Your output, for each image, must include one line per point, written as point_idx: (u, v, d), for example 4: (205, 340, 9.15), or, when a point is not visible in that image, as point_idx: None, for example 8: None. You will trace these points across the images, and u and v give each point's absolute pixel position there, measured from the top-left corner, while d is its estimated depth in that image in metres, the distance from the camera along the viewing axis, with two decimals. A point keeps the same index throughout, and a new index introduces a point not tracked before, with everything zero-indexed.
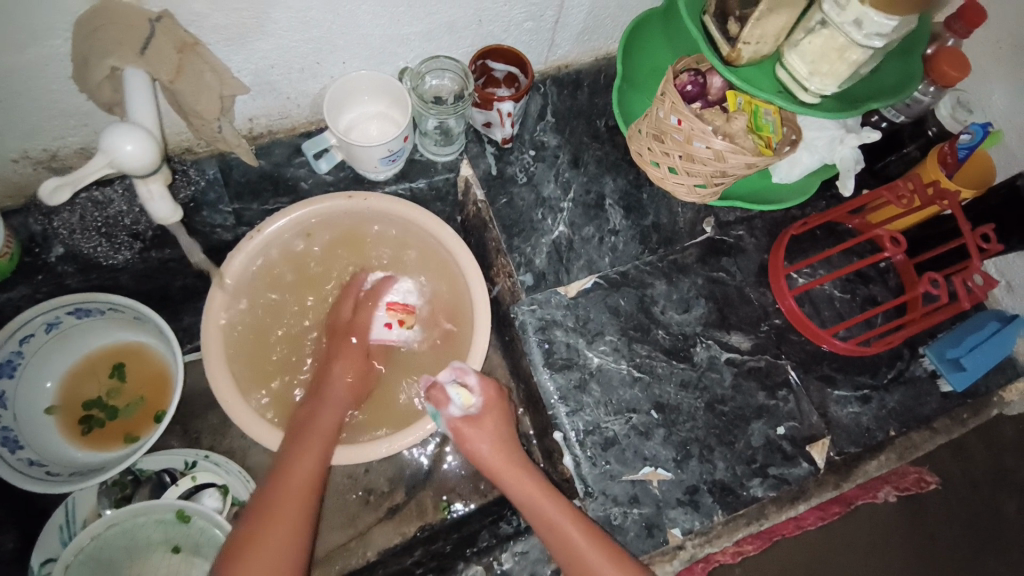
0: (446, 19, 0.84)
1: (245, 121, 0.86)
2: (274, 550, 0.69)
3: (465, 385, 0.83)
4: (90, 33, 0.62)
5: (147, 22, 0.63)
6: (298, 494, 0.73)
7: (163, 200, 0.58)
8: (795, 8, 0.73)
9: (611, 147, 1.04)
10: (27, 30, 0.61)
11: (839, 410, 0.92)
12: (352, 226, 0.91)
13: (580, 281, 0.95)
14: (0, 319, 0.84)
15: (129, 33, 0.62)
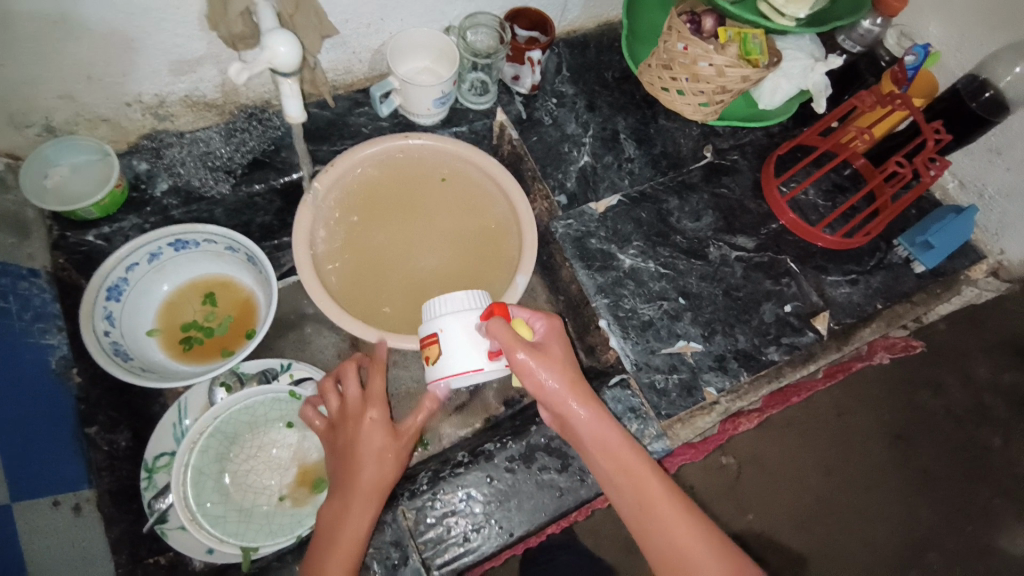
0: None
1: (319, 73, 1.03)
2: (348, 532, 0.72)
3: (531, 326, 0.82)
4: None
5: None
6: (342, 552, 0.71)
7: (297, 98, 0.73)
8: None
9: (620, 93, 1.22)
10: None
11: (834, 291, 1.10)
12: (400, 173, 1.06)
13: (606, 199, 1.11)
14: (108, 248, 0.94)
15: None
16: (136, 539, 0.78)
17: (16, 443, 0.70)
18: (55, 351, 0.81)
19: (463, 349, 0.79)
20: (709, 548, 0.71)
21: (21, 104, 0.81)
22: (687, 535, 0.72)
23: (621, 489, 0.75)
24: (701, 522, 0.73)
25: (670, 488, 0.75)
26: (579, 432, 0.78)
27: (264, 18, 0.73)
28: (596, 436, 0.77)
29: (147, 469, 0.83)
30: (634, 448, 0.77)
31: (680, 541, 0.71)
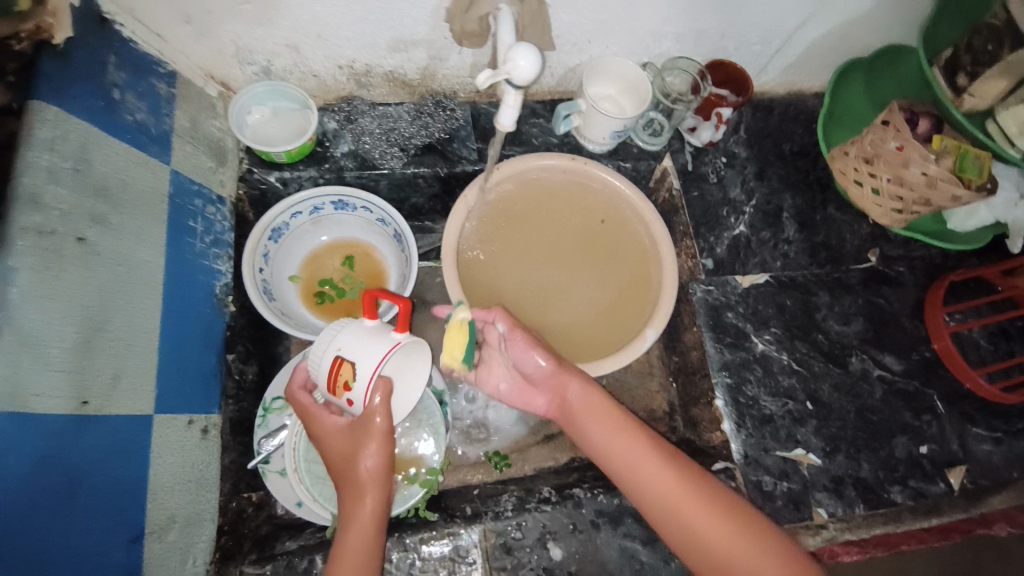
0: (699, 27, 0.99)
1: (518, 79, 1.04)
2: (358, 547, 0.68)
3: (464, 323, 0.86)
4: None
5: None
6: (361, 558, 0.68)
7: (513, 109, 0.73)
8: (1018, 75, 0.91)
9: (793, 169, 1.16)
10: None
11: (976, 446, 0.99)
12: (556, 195, 1.05)
13: (754, 275, 1.06)
14: (279, 192, 0.99)
15: None
16: (239, 471, 0.82)
17: (171, 358, 0.72)
18: (219, 279, 0.85)
19: (367, 351, 0.70)
20: (682, 486, 0.72)
21: (252, 44, 0.86)
22: (665, 482, 0.72)
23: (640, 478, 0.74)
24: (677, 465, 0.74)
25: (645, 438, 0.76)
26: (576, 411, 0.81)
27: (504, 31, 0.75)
28: (582, 401, 0.80)
29: (264, 408, 0.86)
30: (609, 407, 0.79)
31: (664, 493, 0.72)
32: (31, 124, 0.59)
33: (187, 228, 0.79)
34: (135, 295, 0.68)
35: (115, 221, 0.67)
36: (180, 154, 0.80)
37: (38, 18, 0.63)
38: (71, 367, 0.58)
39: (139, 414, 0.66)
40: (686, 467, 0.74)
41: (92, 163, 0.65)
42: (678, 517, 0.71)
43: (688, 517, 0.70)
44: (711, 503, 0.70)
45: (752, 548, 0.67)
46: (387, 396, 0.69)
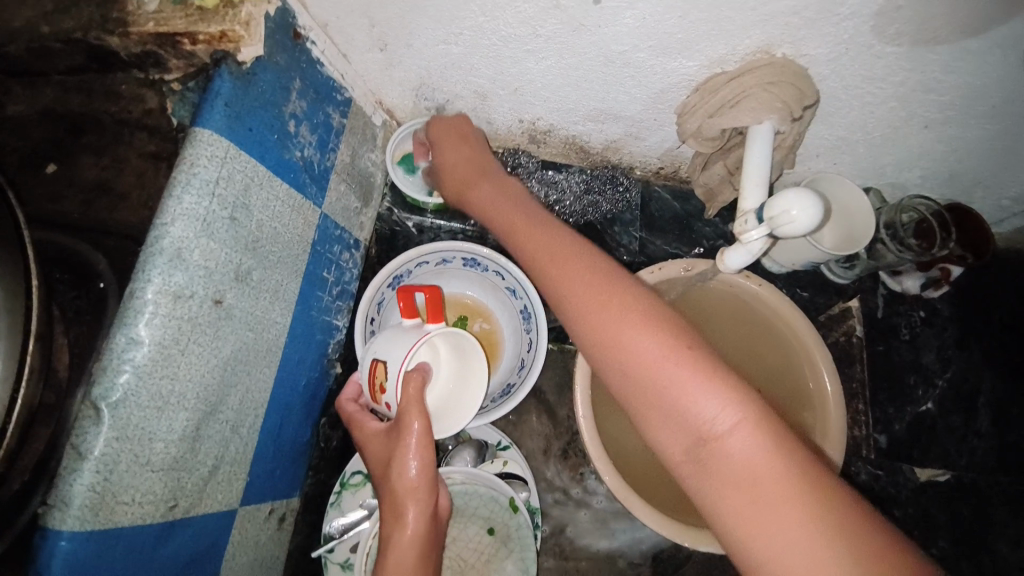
0: (955, 168, 0.80)
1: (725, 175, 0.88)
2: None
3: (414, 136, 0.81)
4: (747, 79, 0.62)
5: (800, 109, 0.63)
6: None
7: (747, 255, 0.59)
8: None
9: (999, 344, 0.96)
10: (684, 46, 0.60)
11: None
12: (712, 316, 0.84)
13: (932, 469, 0.87)
14: (414, 237, 0.88)
15: (792, 93, 0.61)
16: (302, 556, 0.72)
17: (272, 436, 0.62)
18: (335, 335, 0.74)
19: (398, 345, 0.62)
20: (708, 395, 0.47)
21: (439, 82, 0.74)
22: (645, 346, 0.51)
23: (668, 424, 0.49)
24: (672, 325, 0.52)
25: (615, 286, 0.56)
26: (600, 319, 0.54)
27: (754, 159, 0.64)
28: (599, 309, 0.55)
29: (339, 485, 0.74)
30: (563, 248, 0.61)
31: (636, 359, 0.51)
32: (197, 161, 0.49)
33: (320, 280, 0.69)
34: (255, 366, 0.57)
35: (255, 277, 0.57)
36: (333, 195, 0.70)
37: (226, 25, 0.52)
38: (169, 464, 0.48)
39: (226, 510, 0.55)
40: (681, 331, 0.52)
41: (248, 209, 0.55)
42: (643, 394, 0.51)
43: (666, 398, 0.49)
44: (763, 432, 0.45)
45: (754, 451, 0.45)
46: (417, 394, 0.58)
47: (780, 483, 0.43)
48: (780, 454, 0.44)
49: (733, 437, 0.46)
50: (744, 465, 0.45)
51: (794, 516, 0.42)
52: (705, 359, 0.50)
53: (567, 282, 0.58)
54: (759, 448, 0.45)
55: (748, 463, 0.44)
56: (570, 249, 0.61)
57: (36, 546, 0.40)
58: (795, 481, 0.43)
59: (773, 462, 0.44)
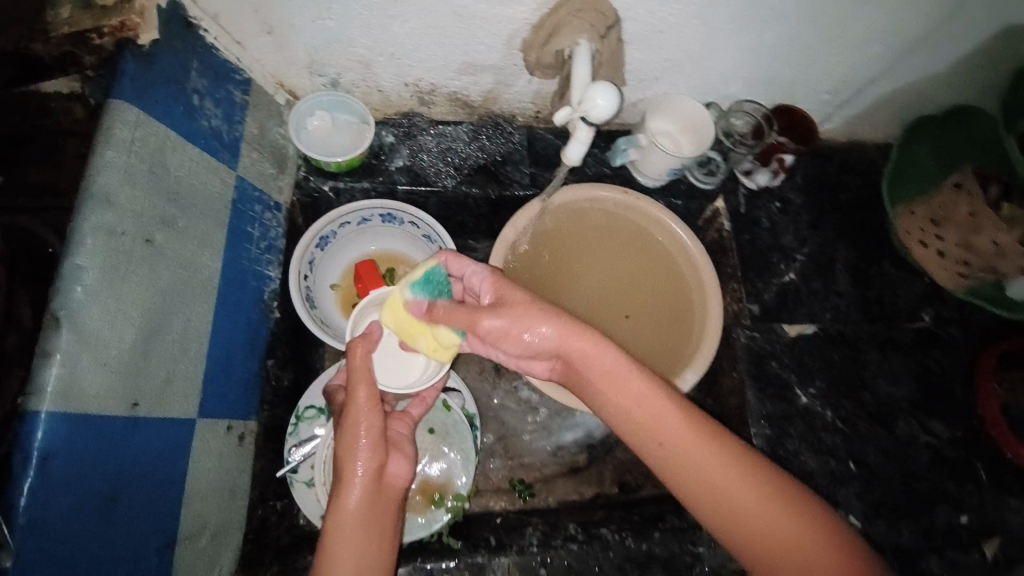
0: (768, 73, 0.98)
1: None
2: (345, 550, 0.63)
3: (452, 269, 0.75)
4: (565, 11, 0.77)
5: (607, 27, 0.78)
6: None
7: (581, 144, 0.72)
8: None
9: (848, 221, 1.13)
10: None
11: (1013, 518, 0.99)
12: (589, 229, 1.03)
13: (801, 325, 1.03)
14: (332, 201, 1.00)
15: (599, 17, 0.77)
16: (269, 479, 0.82)
17: (219, 363, 0.73)
18: (269, 285, 0.85)
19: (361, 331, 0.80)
20: (710, 450, 0.62)
21: (326, 58, 0.86)
22: (691, 447, 0.63)
23: (681, 474, 0.63)
24: (702, 422, 0.64)
25: (656, 390, 0.65)
26: (606, 382, 0.65)
27: (579, 68, 0.74)
28: (615, 372, 0.64)
29: (296, 416, 0.86)
30: (594, 344, 0.65)
31: (701, 465, 0.62)
32: (113, 126, 0.61)
33: (245, 234, 0.80)
34: (193, 298, 0.68)
35: (181, 225, 0.68)
36: (247, 161, 0.81)
37: (125, 17, 0.64)
38: (124, 369, 0.58)
39: (184, 419, 0.66)
40: (720, 433, 0.64)
41: (165, 167, 0.66)
42: (710, 493, 0.62)
43: (736, 504, 0.60)
44: (757, 471, 0.62)
45: (809, 536, 0.58)
46: (365, 375, 0.70)
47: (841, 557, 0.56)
48: (771, 489, 0.61)
49: (723, 476, 0.62)
50: (812, 558, 0.57)
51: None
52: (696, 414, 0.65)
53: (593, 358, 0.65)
54: (813, 531, 0.58)
55: (743, 494, 0.61)
56: (585, 337, 0.66)
57: (20, 426, 0.51)
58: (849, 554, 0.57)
59: (831, 539, 0.58)
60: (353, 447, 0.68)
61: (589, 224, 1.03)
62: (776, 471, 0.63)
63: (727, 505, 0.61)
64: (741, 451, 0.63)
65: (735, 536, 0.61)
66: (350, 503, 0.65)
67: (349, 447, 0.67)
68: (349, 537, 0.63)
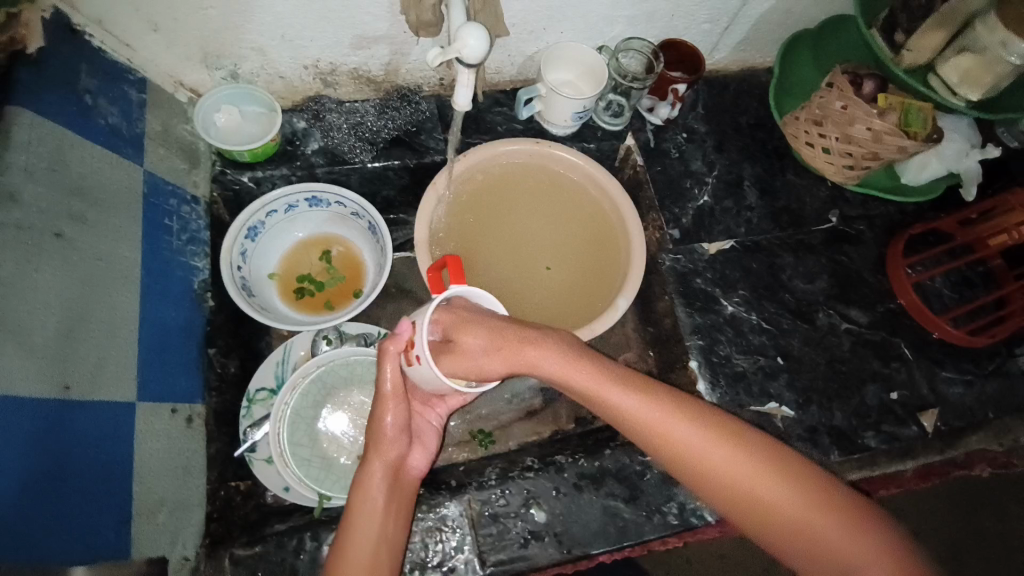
0: (647, 9, 1.03)
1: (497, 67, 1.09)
2: (369, 525, 0.70)
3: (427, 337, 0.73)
4: None
5: None
6: (372, 548, 0.69)
7: (469, 89, 0.77)
8: (954, 25, 0.90)
9: (752, 141, 1.20)
10: None
11: (946, 388, 1.02)
12: (506, 181, 1.07)
13: (719, 242, 1.10)
14: (254, 192, 1.02)
15: None
16: (227, 460, 0.84)
17: (156, 348, 0.75)
18: (200, 275, 0.88)
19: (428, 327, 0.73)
20: (769, 478, 0.66)
21: (219, 49, 0.88)
22: (693, 436, 0.68)
23: (734, 497, 0.67)
24: (697, 413, 0.70)
25: (652, 397, 0.71)
26: (677, 432, 0.69)
27: (456, 16, 0.77)
28: (679, 426, 0.69)
29: (248, 400, 0.89)
30: (589, 372, 0.72)
31: (718, 465, 0.68)
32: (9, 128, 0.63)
33: (164, 226, 0.82)
34: (115, 288, 0.70)
35: (92, 219, 0.69)
36: (153, 157, 0.83)
37: (11, 30, 0.67)
38: (50, 356, 0.60)
39: (123, 402, 0.68)
40: (717, 419, 0.70)
41: (66, 164, 0.68)
42: (717, 476, 0.68)
43: (736, 482, 0.67)
44: (816, 488, 0.66)
45: (795, 497, 0.66)
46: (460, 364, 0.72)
47: (821, 506, 0.65)
48: (825, 503, 0.65)
49: (785, 501, 0.66)
50: (799, 512, 0.65)
51: (834, 521, 0.64)
52: (756, 443, 0.69)
53: (658, 407, 0.70)
54: (801, 492, 0.66)
55: (802, 512, 0.65)
56: (681, 406, 0.71)
57: None
58: (834, 504, 0.65)
59: (811, 495, 0.66)
60: (383, 426, 0.74)
61: (504, 176, 1.06)
62: (836, 486, 0.67)
63: (793, 525, 0.65)
64: (736, 434, 0.69)
65: (738, 509, 0.67)
66: (375, 481, 0.72)
67: (383, 427, 0.74)
68: (376, 514, 0.71)
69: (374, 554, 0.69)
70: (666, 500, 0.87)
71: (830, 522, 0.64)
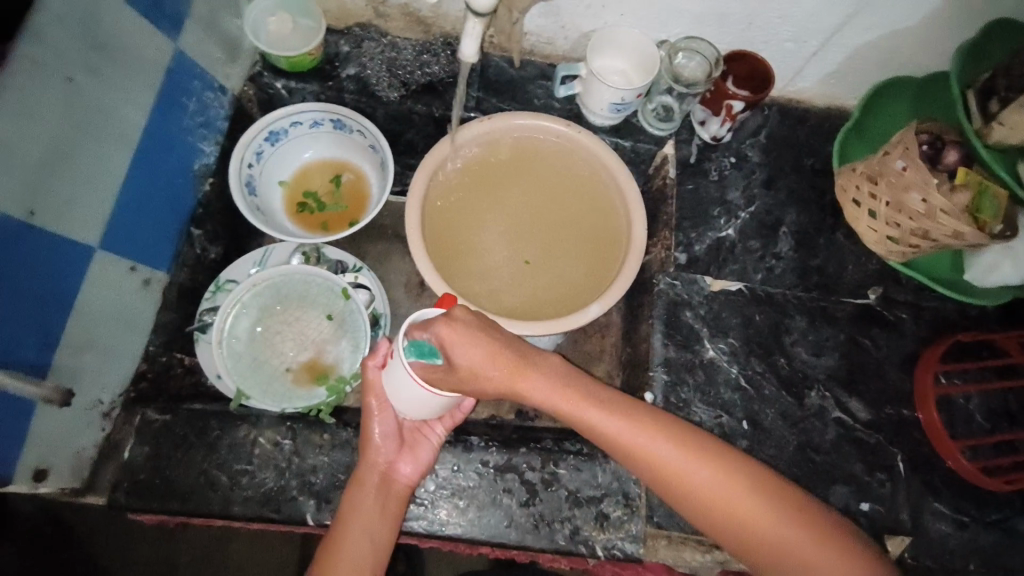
0: (722, 10, 0.94)
1: (550, 38, 1.04)
2: (360, 525, 0.74)
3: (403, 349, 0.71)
4: None
5: None
6: (364, 549, 0.73)
7: (475, 38, 0.75)
8: None
9: (809, 186, 1.06)
10: None
11: (931, 521, 0.87)
12: (525, 156, 1.02)
13: (726, 281, 1.00)
14: (285, 100, 1.06)
15: None
16: (177, 332, 0.91)
17: (131, 208, 0.81)
18: (202, 159, 0.93)
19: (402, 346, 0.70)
20: (758, 505, 0.66)
21: None
22: (682, 467, 0.68)
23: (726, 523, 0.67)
24: (677, 433, 0.69)
25: (635, 419, 0.69)
26: (664, 459, 0.68)
27: None
28: (663, 451, 0.68)
29: (216, 285, 0.94)
30: (574, 395, 0.70)
31: (705, 488, 0.67)
32: None
33: (179, 104, 0.88)
34: (108, 143, 0.76)
35: (106, 75, 0.75)
36: (190, 39, 0.88)
37: None
38: (27, 183, 0.67)
39: (82, 244, 0.74)
40: (703, 446, 0.69)
41: (99, 20, 0.73)
42: (710, 508, 0.67)
43: (720, 503, 0.67)
44: (808, 520, 0.66)
45: (779, 520, 0.66)
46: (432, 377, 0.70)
47: (805, 531, 0.65)
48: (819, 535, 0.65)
49: (781, 534, 0.65)
50: (781, 534, 0.65)
51: (813, 542, 0.64)
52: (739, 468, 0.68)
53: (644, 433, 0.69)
54: (784, 513, 0.66)
55: (802, 546, 0.64)
56: (670, 431, 0.70)
57: None
58: (821, 529, 0.65)
59: (795, 514, 0.66)
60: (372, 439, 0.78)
61: (525, 151, 1.01)
62: (834, 525, 0.66)
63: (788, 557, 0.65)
64: (727, 458, 0.69)
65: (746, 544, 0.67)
66: (360, 490, 0.76)
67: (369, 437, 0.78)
68: (371, 517, 0.74)
69: (367, 555, 0.73)
70: (561, 517, 0.83)
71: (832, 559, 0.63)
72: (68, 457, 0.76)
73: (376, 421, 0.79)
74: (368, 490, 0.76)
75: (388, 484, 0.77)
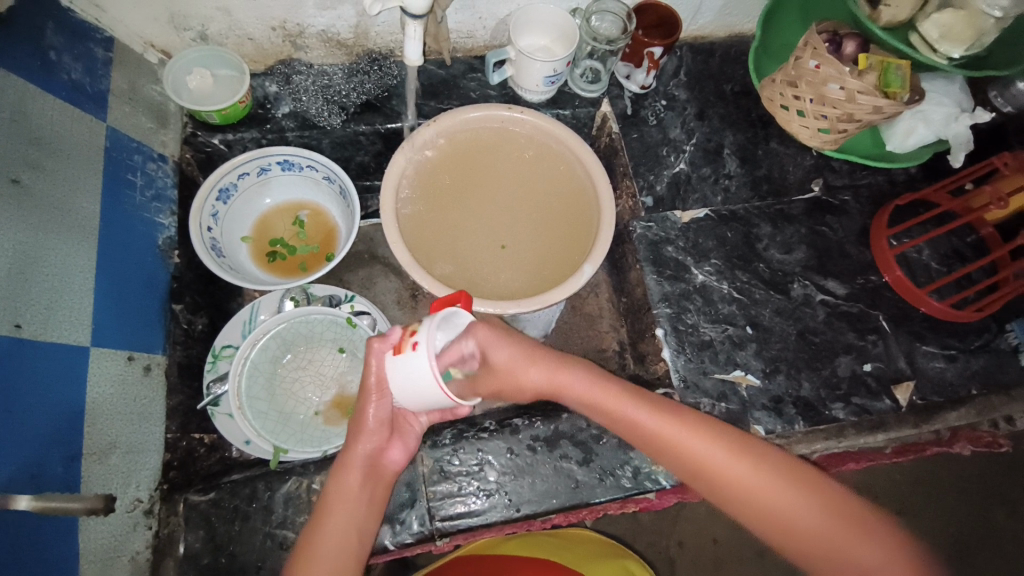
0: None
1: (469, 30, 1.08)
2: (339, 523, 0.69)
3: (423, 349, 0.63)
4: None
5: None
6: (342, 548, 0.68)
7: (417, 43, 0.77)
8: None
9: (736, 108, 1.16)
10: None
11: (926, 362, 0.99)
12: (485, 147, 1.05)
13: (693, 210, 1.07)
14: (225, 155, 1.03)
15: None
16: (189, 412, 0.87)
17: (109, 298, 0.78)
18: (162, 232, 0.90)
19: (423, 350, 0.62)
20: (753, 472, 0.67)
21: (185, 9, 0.89)
22: (723, 461, 0.68)
23: (727, 496, 0.67)
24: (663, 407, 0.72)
25: (624, 396, 0.73)
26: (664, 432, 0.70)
27: None
28: (649, 422, 0.71)
29: (213, 355, 0.92)
30: (568, 377, 0.75)
31: (702, 459, 0.68)
32: None
33: (126, 181, 0.85)
34: (71, 236, 0.73)
35: (50, 167, 0.72)
36: (117, 113, 0.86)
37: None
38: (7, 293, 0.63)
39: (77, 344, 0.71)
40: (694, 419, 0.71)
41: (27, 116, 0.71)
42: (709, 477, 0.68)
43: (726, 480, 0.67)
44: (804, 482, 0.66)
45: (784, 490, 0.65)
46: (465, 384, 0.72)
47: (807, 495, 0.65)
48: (814, 499, 0.64)
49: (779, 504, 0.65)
50: (783, 508, 0.64)
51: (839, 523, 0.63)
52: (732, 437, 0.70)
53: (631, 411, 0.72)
54: (782, 477, 0.66)
55: (802, 514, 0.64)
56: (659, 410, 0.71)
57: None
58: (814, 488, 0.65)
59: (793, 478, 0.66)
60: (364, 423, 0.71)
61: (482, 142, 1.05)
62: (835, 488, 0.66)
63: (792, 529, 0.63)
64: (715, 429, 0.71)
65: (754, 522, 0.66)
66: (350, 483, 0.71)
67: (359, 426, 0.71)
68: (354, 512, 0.70)
69: (343, 553, 0.68)
70: (621, 462, 0.87)
71: (835, 522, 0.63)
72: (124, 566, 0.72)
73: (371, 407, 0.71)
74: (355, 475, 0.71)
75: (372, 475, 0.72)
